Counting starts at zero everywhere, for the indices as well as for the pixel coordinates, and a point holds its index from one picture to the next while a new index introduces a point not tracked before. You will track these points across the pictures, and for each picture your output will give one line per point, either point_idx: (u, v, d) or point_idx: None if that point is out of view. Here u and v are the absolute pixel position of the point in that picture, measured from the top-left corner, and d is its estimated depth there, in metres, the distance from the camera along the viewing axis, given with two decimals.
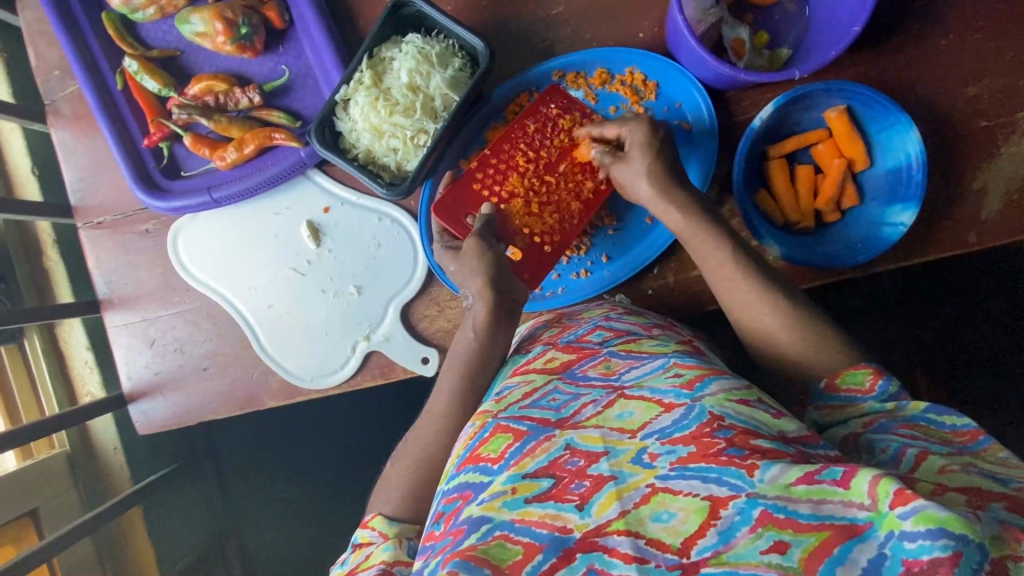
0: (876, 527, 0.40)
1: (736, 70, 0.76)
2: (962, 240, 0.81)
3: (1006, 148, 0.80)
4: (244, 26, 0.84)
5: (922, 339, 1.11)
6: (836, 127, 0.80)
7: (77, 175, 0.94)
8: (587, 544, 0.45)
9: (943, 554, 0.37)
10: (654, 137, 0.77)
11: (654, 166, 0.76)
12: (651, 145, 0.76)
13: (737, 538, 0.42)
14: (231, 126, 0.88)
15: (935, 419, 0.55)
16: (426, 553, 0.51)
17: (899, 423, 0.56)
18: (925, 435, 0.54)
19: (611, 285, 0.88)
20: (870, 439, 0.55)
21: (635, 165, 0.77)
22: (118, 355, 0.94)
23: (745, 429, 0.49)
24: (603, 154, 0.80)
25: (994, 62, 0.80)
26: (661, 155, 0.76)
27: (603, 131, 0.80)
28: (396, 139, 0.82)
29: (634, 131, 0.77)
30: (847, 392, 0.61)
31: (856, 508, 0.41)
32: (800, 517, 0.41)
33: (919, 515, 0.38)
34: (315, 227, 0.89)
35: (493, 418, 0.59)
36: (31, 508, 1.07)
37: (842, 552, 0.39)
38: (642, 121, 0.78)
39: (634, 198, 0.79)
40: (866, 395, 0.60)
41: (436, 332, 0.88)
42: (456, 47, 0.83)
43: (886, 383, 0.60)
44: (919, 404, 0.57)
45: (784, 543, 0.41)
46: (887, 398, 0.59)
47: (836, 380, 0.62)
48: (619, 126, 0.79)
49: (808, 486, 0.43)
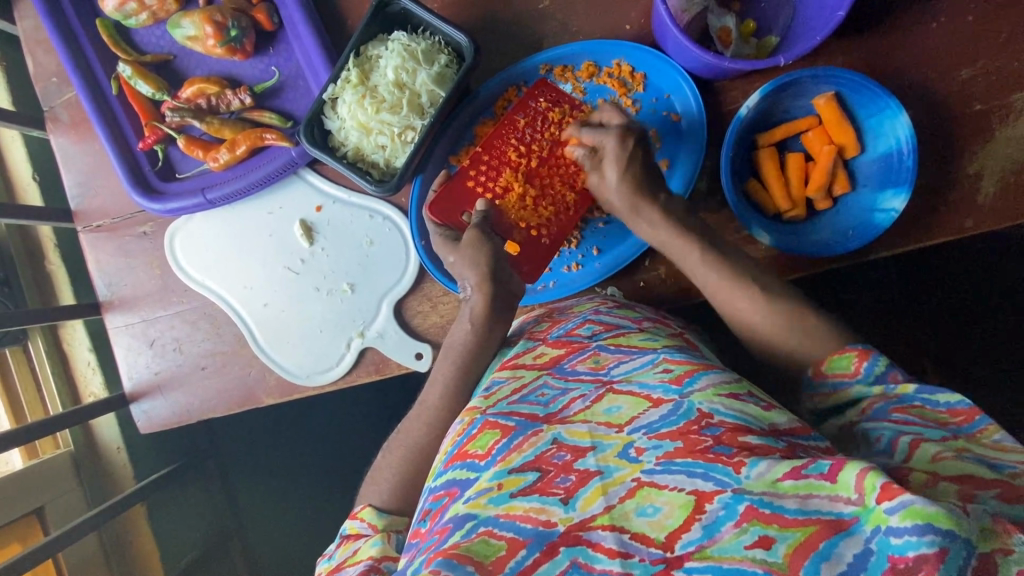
0: (863, 522, 0.40)
1: (720, 58, 0.75)
2: (958, 225, 0.80)
3: (1001, 131, 0.79)
4: (233, 29, 0.86)
5: (921, 331, 1.09)
6: (825, 114, 0.80)
7: (76, 180, 0.96)
8: (570, 538, 0.45)
9: (930, 550, 0.36)
10: (627, 148, 0.76)
11: (627, 180, 0.76)
12: (623, 156, 0.76)
13: (721, 533, 0.41)
14: (223, 128, 0.89)
15: (929, 398, 0.55)
16: (412, 550, 0.52)
17: (893, 407, 0.56)
18: (920, 418, 0.53)
19: (601, 278, 0.87)
20: (864, 427, 0.55)
21: (609, 177, 0.77)
22: (119, 355, 0.96)
23: (735, 426, 0.48)
24: (584, 158, 0.80)
25: (987, 45, 0.79)
26: (630, 168, 0.76)
27: (581, 135, 0.80)
28: (383, 136, 0.83)
29: (608, 140, 0.77)
30: (835, 378, 0.62)
31: (843, 503, 0.41)
32: (786, 512, 0.41)
33: (906, 510, 0.37)
34: (308, 225, 0.90)
35: (481, 414, 0.59)
36: (37, 506, 1.09)
37: (828, 547, 0.39)
38: (617, 128, 0.77)
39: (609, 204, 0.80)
40: (853, 379, 0.60)
41: (429, 328, 0.89)
42: (443, 43, 0.84)
43: (873, 363, 0.59)
44: (910, 386, 0.56)
45: (770, 538, 0.40)
46: (874, 379, 0.59)
47: (824, 367, 0.63)
48: (594, 134, 0.78)
49: (795, 481, 0.43)
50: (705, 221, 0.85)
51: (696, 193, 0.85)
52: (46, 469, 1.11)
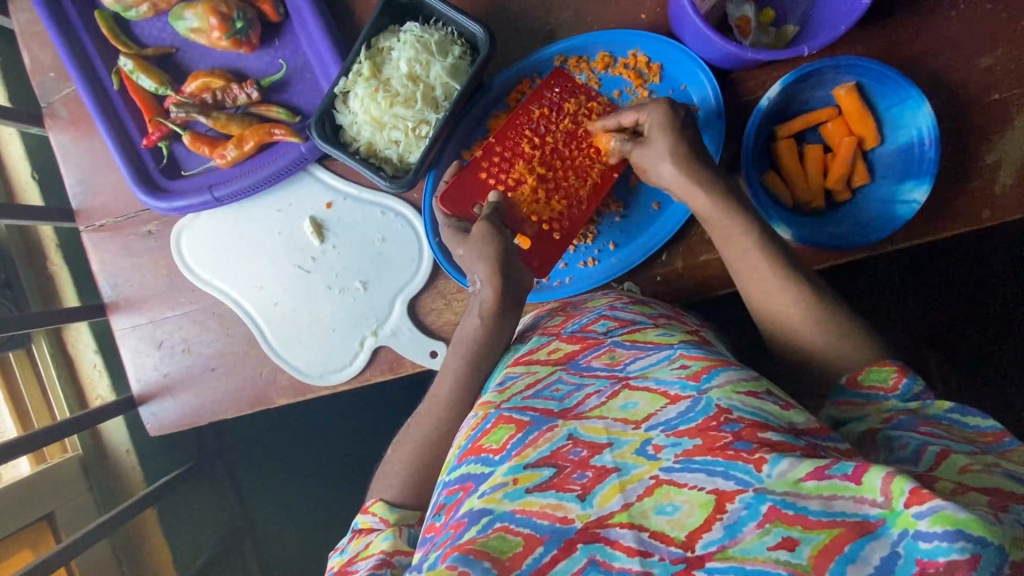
0: (889, 525, 0.39)
1: (742, 49, 0.74)
2: (975, 217, 0.80)
3: (1020, 120, 0.78)
4: (239, 21, 0.83)
5: (934, 320, 1.09)
6: (845, 105, 0.79)
7: (76, 178, 0.93)
8: (588, 534, 0.44)
9: (960, 556, 0.36)
10: (676, 116, 0.75)
11: (678, 145, 0.74)
12: (671, 125, 0.74)
13: (744, 533, 0.41)
14: (230, 123, 0.87)
15: (959, 419, 0.54)
16: (427, 544, 0.51)
17: (922, 421, 0.54)
18: (948, 434, 0.52)
19: (621, 272, 0.86)
20: (887, 435, 0.54)
21: (657, 147, 0.75)
22: (126, 358, 0.94)
23: (754, 422, 0.47)
24: (621, 142, 0.78)
25: (1007, 33, 0.78)
26: (681, 134, 0.74)
27: (619, 119, 0.79)
28: (397, 131, 0.81)
29: (652, 113, 0.75)
30: (869, 389, 0.60)
31: (868, 505, 0.40)
32: (810, 513, 0.41)
33: (936, 516, 0.37)
34: (318, 223, 0.88)
35: (495, 408, 0.57)
36: (47, 512, 1.07)
37: (854, 549, 0.39)
38: (659, 103, 0.76)
39: (657, 179, 0.77)
40: (890, 394, 0.59)
41: (443, 325, 0.88)
42: (455, 34, 0.82)
43: (911, 381, 0.59)
44: (945, 405, 0.55)
45: (793, 539, 0.40)
46: (910, 397, 0.58)
47: (858, 377, 0.61)
48: (635, 112, 0.77)
49: (819, 481, 0.42)
50: None
51: None
52: (55, 474, 1.09)
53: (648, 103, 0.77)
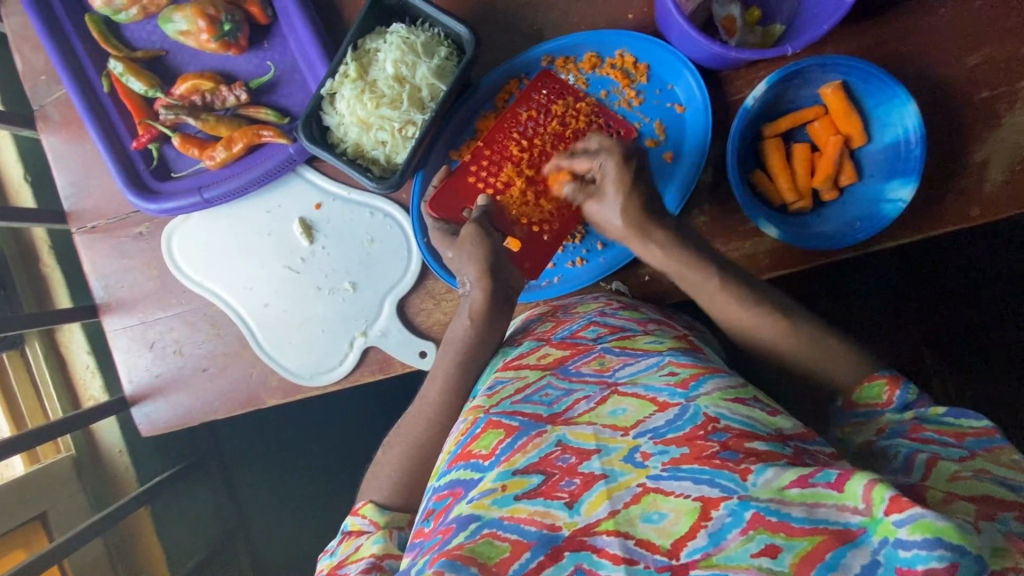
0: (871, 533, 0.39)
1: (727, 48, 0.74)
2: (964, 215, 0.80)
3: (1009, 118, 0.78)
4: (227, 23, 0.83)
5: (925, 318, 1.09)
6: (832, 103, 0.79)
7: (69, 181, 0.94)
8: (575, 543, 0.44)
9: (939, 564, 0.36)
10: (628, 171, 0.74)
11: (631, 204, 0.74)
12: (623, 180, 0.74)
13: (728, 540, 0.41)
14: (219, 125, 0.87)
15: (953, 422, 0.54)
16: (415, 550, 0.51)
17: (916, 429, 0.55)
18: (940, 437, 0.53)
19: (607, 273, 0.87)
20: (885, 446, 0.55)
21: (611, 202, 0.75)
22: (118, 359, 0.95)
23: (743, 432, 0.48)
24: (577, 191, 0.78)
25: (995, 30, 0.78)
26: (634, 191, 0.74)
27: (574, 164, 0.79)
28: (383, 132, 0.81)
29: (607, 165, 0.75)
30: (866, 407, 0.62)
31: (850, 513, 0.40)
32: (793, 521, 0.41)
33: (915, 524, 0.37)
34: (307, 224, 0.89)
35: (485, 413, 0.58)
36: (40, 512, 1.08)
37: (835, 557, 0.38)
38: (613, 153, 0.75)
39: (611, 230, 0.78)
40: (885, 408, 0.60)
41: (433, 325, 0.88)
42: (442, 35, 0.82)
43: (903, 391, 0.59)
44: (939, 411, 0.56)
45: (776, 547, 0.40)
46: (904, 407, 0.59)
47: (854, 396, 0.63)
48: (590, 160, 0.77)
49: (802, 489, 0.42)
50: (712, 214, 0.84)
51: (701, 185, 0.84)
52: (48, 474, 1.10)
53: (603, 150, 0.76)
